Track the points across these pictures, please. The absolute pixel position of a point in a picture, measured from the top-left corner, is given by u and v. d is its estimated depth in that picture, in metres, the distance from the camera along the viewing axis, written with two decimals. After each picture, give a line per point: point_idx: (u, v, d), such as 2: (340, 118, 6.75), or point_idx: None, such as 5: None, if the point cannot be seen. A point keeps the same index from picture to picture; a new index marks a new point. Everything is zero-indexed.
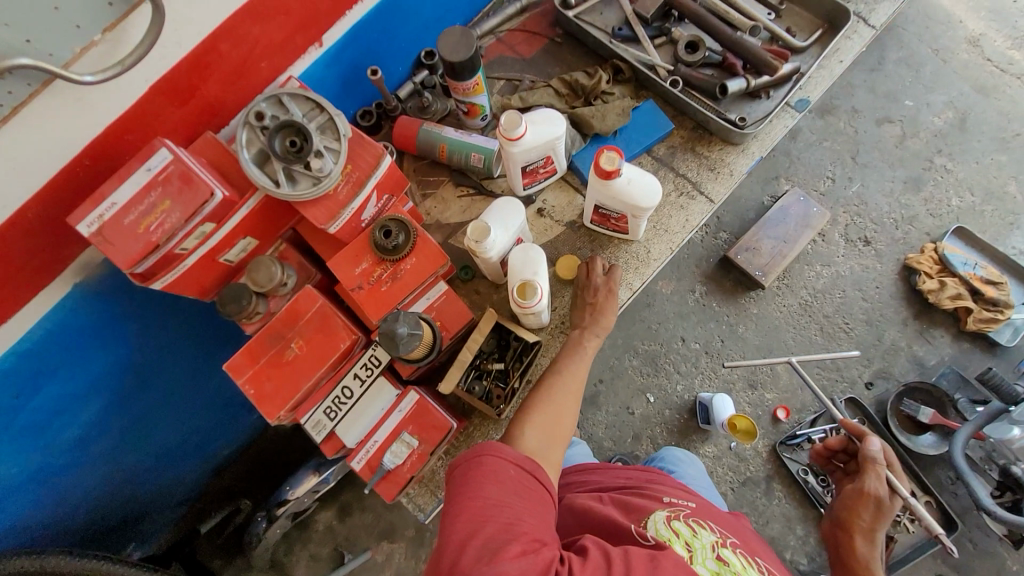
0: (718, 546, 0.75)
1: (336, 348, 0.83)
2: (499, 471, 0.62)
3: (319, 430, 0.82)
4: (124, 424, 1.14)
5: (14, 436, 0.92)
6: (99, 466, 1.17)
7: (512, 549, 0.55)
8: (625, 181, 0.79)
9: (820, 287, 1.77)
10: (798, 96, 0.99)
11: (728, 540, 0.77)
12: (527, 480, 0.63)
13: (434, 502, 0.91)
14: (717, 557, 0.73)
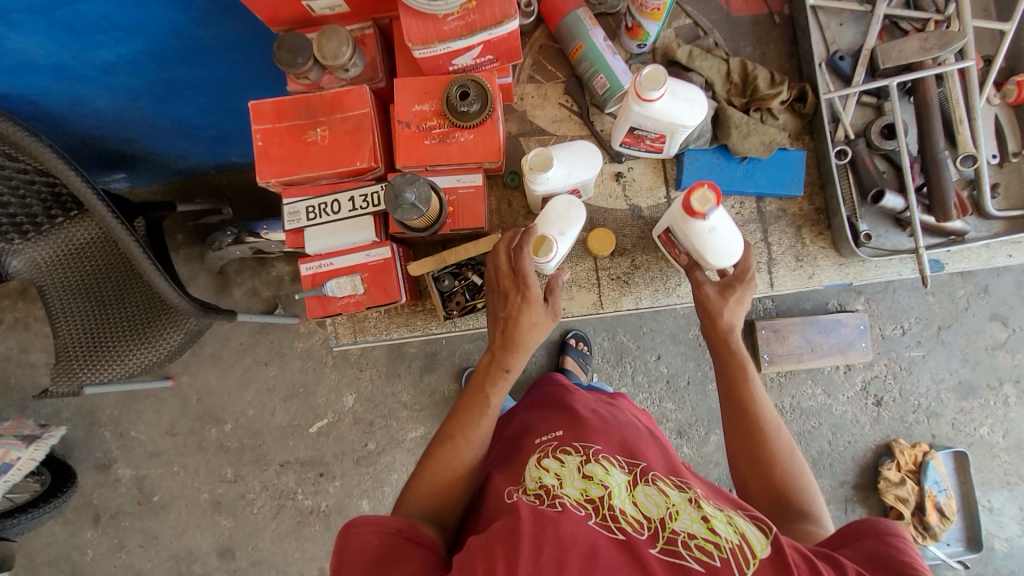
0: (583, 463, 0.88)
1: (351, 162, 0.80)
2: (363, 538, 0.78)
3: (292, 219, 0.82)
4: (152, 76, 1.16)
5: (52, 22, 0.93)
6: (122, 97, 1.22)
7: (381, 552, 0.77)
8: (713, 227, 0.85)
9: (804, 406, 1.79)
10: (937, 257, 1.14)
11: (593, 452, 0.90)
12: (388, 541, 0.78)
13: (349, 338, 0.94)
14: (583, 475, 0.85)
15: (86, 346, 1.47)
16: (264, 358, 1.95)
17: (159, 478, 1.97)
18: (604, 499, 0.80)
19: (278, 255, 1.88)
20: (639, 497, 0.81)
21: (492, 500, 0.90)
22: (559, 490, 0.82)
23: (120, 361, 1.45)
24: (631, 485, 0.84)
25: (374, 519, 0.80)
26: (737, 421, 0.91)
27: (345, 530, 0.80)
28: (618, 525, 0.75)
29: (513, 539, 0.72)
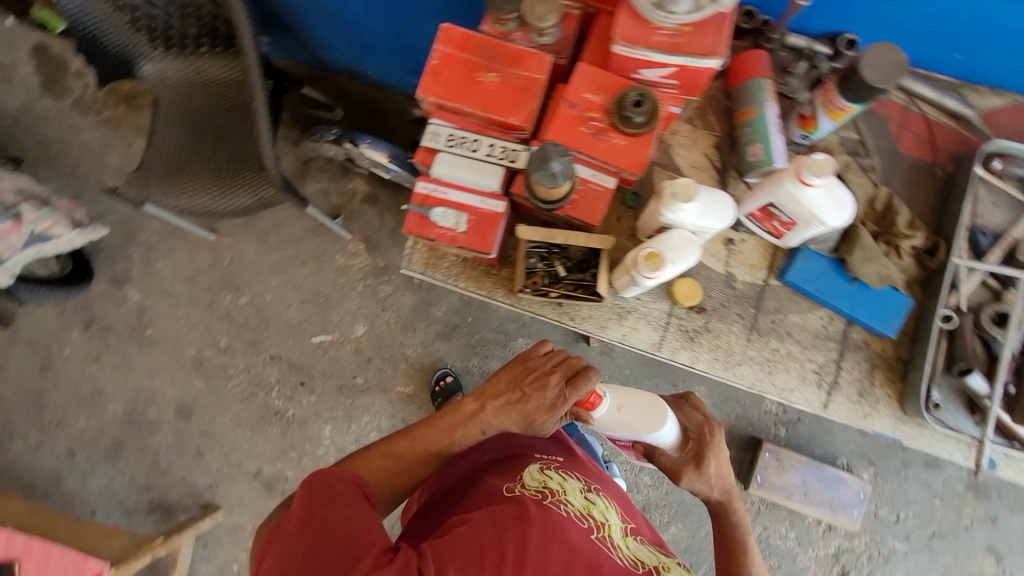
0: (585, 488, 1.03)
1: (505, 115, 0.83)
2: (334, 489, 0.92)
3: (431, 138, 0.85)
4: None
5: None
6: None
7: (346, 505, 0.90)
8: (622, 399, 1.13)
9: (771, 544, 1.74)
10: None
11: (591, 485, 1.06)
12: (349, 492, 0.93)
13: (420, 268, 0.96)
14: (585, 496, 1.00)
15: (167, 166, 1.53)
16: (304, 256, 2.00)
17: (161, 314, 2.02)
18: (604, 526, 0.95)
19: (363, 172, 1.94)
20: (629, 541, 0.95)
21: (486, 493, 1.03)
22: (564, 497, 0.98)
23: (188, 195, 1.52)
24: (623, 530, 0.98)
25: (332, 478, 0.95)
26: (727, 551, 1.13)
27: (309, 487, 0.93)
28: (618, 550, 0.91)
29: (522, 522, 0.88)
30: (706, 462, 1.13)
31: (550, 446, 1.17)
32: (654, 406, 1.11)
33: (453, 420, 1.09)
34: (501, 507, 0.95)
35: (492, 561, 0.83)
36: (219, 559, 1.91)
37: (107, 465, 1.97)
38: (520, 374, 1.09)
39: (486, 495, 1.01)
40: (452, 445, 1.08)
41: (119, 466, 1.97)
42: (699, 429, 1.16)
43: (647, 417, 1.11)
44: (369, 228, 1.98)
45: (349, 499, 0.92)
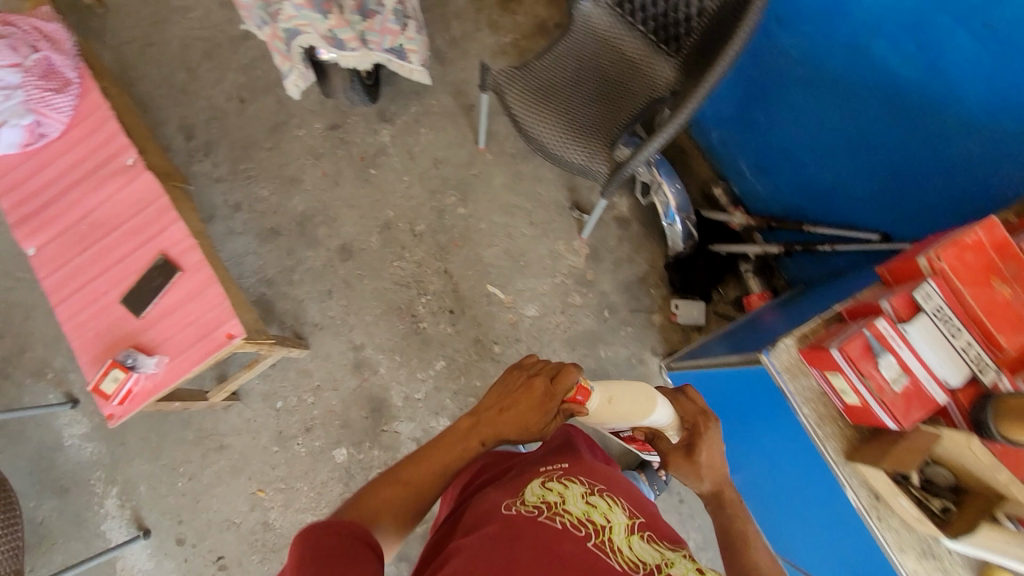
0: (586, 493, 0.89)
1: (1005, 332, 0.80)
2: (323, 540, 0.81)
3: (921, 296, 0.84)
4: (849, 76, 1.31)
5: (926, 17, 1.10)
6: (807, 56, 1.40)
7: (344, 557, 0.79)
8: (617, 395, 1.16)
9: None
10: None
11: (597, 488, 0.92)
12: (339, 544, 0.81)
13: (781, 370, 0.95)
14: (587, 501, 0.87)
15: (539, 83, 1.60)
16: (533, 216, 2.02)
17: (393, 167, 2.06)
18: (605, 529, 0.82)
19: (639, 200, 1.99)
20: (637, 543, 0.82)
21: (484, 512, 0.90)
22: (562, 507, 0.85)
23: (536, 116, 1.57)
24: (631, 528, 0.84)
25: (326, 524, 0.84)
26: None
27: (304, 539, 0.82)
28: (610, 558, 0.78)
29: (512, 542, 0.79)
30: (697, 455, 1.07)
31: (557, 452, 1.03)
32: (647, 396, 1.13)
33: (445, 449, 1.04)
34: (491, 529, 0.84)
35: None
36: (273, 387, 1.87)
37: (255, 240, 1.98)
38: (509, 386, 1.10)
39: (483, 513, 0.89)
40: (462, 461, 1.03)
41: (262, 249, 1.98)
42: (693, 420, 1.13)
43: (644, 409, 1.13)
44: (601, 240, 2.00)
45: (336, 544, 0.81)
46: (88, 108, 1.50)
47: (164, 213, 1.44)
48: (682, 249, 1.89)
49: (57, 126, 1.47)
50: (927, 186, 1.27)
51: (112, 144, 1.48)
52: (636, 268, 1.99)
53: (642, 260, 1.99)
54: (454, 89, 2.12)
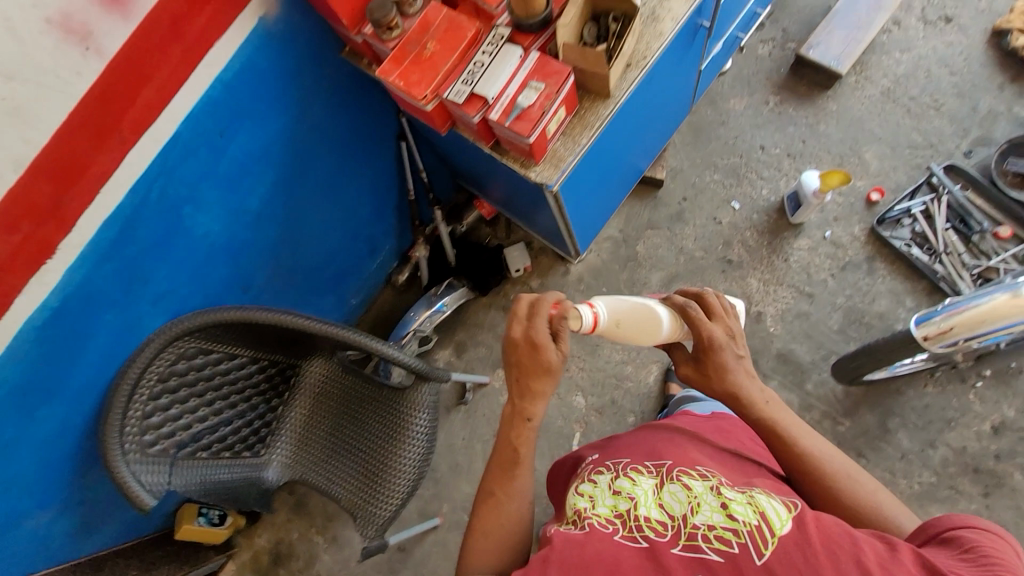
0: (612, 480, 0.94)
1: (465, 36, 1.01)
2: None
3: (460, 94, 0.97)
4: (278, 215, 1.42)
5: (218, 183, 1.19)
6: (268, 259, 1.49)
7: None
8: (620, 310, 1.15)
9: (901, 72, 1.84)
10: None
11: (621, 469, 0.96)
12: None
13: (558, 174, 1.05)
14: (611, 492, 0.91)
15: (365, 484, 1.52)
16: (491, 432, 1.96)
17: None
18: (631, 511, 0.85)
19: (435, 344, 2.04)
20: (663, 496, 0.86)
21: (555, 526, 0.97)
22: (591, 509, 0.89)
23: (399, 472, 1.50)
24: (658, 487, 0.89)
25: None
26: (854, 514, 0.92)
27: None
28: (643, 533, 0.81)
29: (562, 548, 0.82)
30: (707, 367, 1.02)
31: (639, 440, 1.06)
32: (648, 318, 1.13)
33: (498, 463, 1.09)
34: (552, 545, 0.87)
35: None
36: None
37: None
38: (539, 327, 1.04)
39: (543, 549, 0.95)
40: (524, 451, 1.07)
41: None
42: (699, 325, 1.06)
43: (646, 313, 1.13)
44: (487, 357, 2.02)
45: None
46: None
47: None
48: (464, 284, 1.98)
49: None
50: (363, 122, 1.46)
51: None
52: (499, 320, 2.04)
53: (488, 319, 2.06)
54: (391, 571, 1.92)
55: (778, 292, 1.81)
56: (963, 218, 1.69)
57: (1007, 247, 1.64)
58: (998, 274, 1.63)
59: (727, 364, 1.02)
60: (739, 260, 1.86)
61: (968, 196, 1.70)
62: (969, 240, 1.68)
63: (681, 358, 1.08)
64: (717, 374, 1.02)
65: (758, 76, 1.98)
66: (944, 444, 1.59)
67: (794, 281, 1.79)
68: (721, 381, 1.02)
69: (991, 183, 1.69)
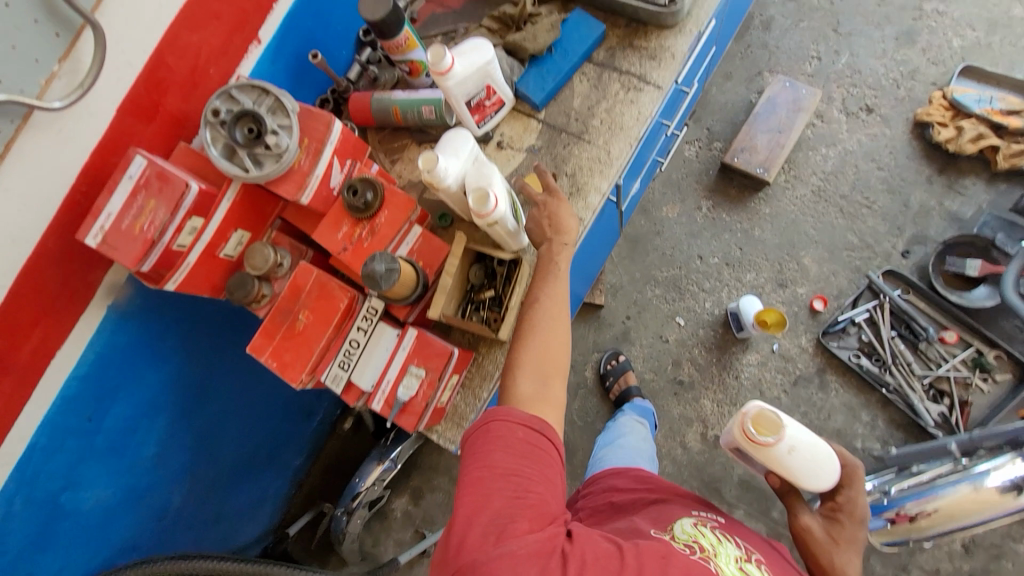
0: (741, 560, 0.81)
1: (338, 309, 0.90)
2: (506, 434, 0.76)
3: (337, 382, 0.91)
4: (178, 441, 1.27)
5: (96, 456, 1.07)
6: (180, 481, 1.35)
7: (518, 524, 0.69)
8: (807, 442, 0.96)
9: (830, 169, 1.79)
10: None
11: (754, 556, 0.83)
12: (530, 441, 0.77)
13: (462, 433, 0.97)
14: (740, 568, 0.79)
15: None
16: None
17: None
18: None
19: (390, 494, 1.93)
20: None
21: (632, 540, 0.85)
22: (716, 562, 0.78)
23: None
24: None
25: (519, 419, 0.78)
26: None
27: (486, 425, 0.78)
28: None
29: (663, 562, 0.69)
30: (840, 531, 0.90)
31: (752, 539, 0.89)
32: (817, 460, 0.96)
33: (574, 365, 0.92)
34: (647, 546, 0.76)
35: None
36: None
37: None
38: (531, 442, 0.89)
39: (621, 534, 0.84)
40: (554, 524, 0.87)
41: None
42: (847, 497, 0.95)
43: (829, 473, 0.94)
44: (446, 503, 1.92)
45: (526, 445, 0.76)
46: None
47: None
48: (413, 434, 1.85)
49: None
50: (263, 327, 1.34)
51: None
52: (453, 460, 1.96)
53: (443, 459, 1.97)
54: None
55: (733, 412, 1.75)
56: (908, 323, 1.65)
57: (955, 352, 1.60)
58: (949, 384, 1.60)
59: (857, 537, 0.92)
60: (689, 380, 1.79)
61: (910, 299, 1.65)
62: (916, 346, 1.63)
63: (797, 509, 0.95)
64: (849, 545, 0.89)
65: (688, 180, 1.91)
66: (916, 569, 1.53)
67: (747, 401, 1.72)
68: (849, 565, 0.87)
69: (932, 285, 1.65)
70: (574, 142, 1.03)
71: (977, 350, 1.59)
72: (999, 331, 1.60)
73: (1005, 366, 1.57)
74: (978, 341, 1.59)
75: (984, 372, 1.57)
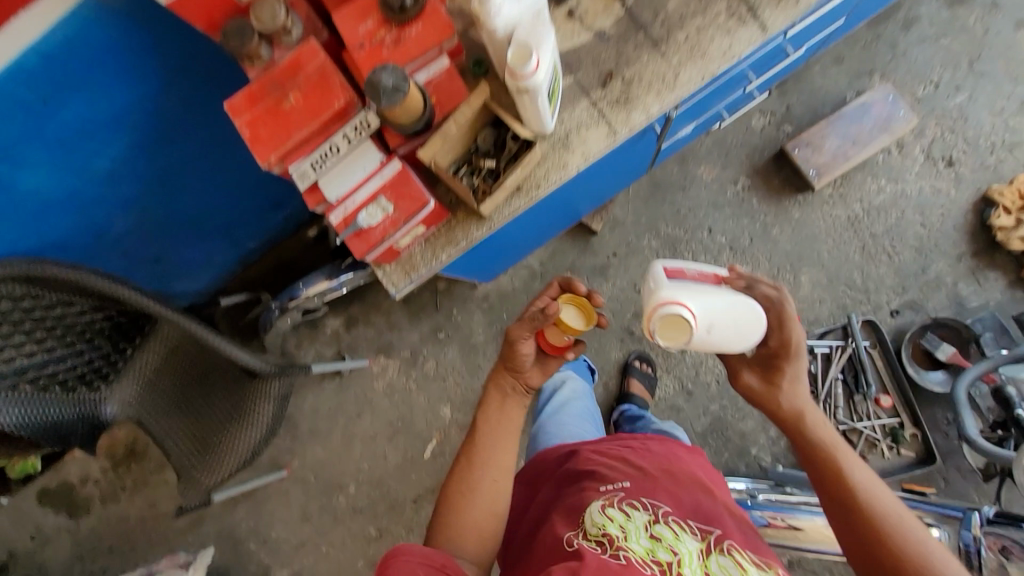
0: (651, 523, 1.00)
1: (330, 106, 0.83)
2: (407, 569, 0.87)
3: (304, 180, 0.86)
4: (131, 173, 1.23)
5: (45, 145, 1.06)
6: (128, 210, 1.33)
7: None
8: (717, 309, 0.96)
9: (876, 203, 1.70)
10: None
11: (660, 514, 1.03)
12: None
13: (406, 282, 0.96)
14: (650, 535, 0.98)
15: (196, 449, 1.54)
16: (357, 411, 2.00)
17: (315, 562, 2.00)
18: (668, 560, 0.92)
19: (327, 311, 1.98)
20: (713, 566, 0.95)
21: (548, 540, 1.02)
22: (625, 543, 0.95)
23: (230, 452, 1.53)
24: (704, 552, 0.97)
25: (418, 551, 0.89)
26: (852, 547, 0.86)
27: (389, 558, 0.90)
28: None
29: None
30: (777, 379, 0.97)
31: (677, 489, 1.10)
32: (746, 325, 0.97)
33: (471, 467, 1.06)
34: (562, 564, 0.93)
35: None
36: None
37: None
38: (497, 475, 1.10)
39: (546, 546, 1.01)
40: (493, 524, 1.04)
41: None
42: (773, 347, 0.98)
43: (753, 330, 0.97)
44: (374, 340, 2.00)
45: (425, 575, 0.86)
46: None
47: None
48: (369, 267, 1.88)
49: None
50: None
51: None
52: (397, 307, 2.01)
53: (387, 302, 2.01)
54: (233, 501, 2.05)
55: (662, 378, 1.82)
56: (857, 373, 1.65)
57: (881, 415, 1.64)
58: (858, 437, 1.63)
59: (800, 375, 0.97)
60: (640, 334, 1.82)
61: (871, 353, 1.66)
62: (851, 395, 1.66)
63: (738, 363, 1.01)
64: (789, 383, 0.96)
65: (739, 150, 1.78)
66: None
67: (679, 374, 1.78)
68: (787, 403, 0.96)
69: (898, 351, 1.65)
70: (647, 46, 0.92)
71: (900, 422, 1.62)
72: (930, 415, 1.63)
73: (914, 445, 1.61)
74: (906, 414, 1.61)
75: (894, 443, 1.60)
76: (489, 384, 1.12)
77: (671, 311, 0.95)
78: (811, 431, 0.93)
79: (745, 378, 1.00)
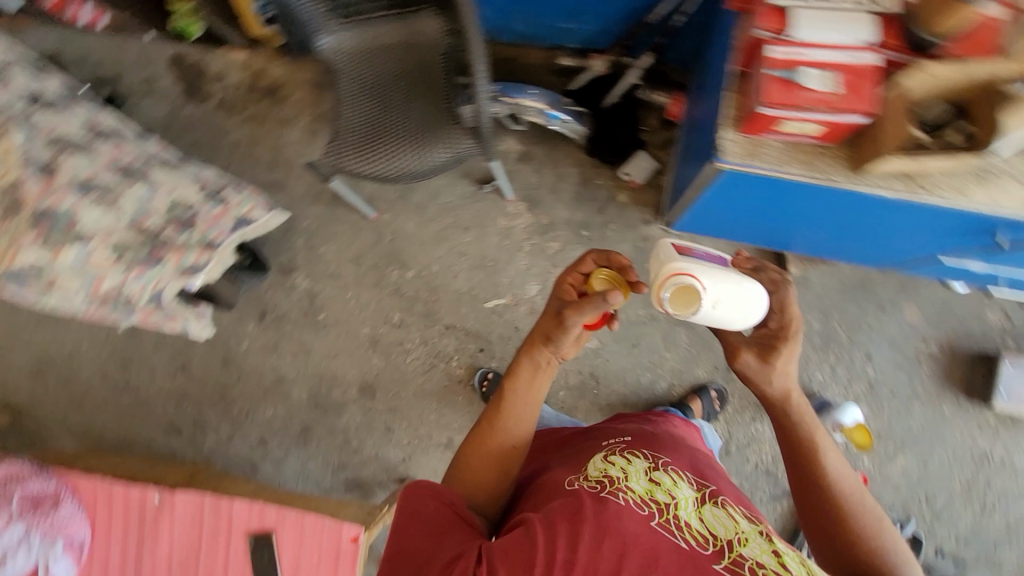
0: (652, 470, 0.99)
1: None
2: (421, 507, 0.95)
3: None
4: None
5: None
6: None
7: (434, 562, 0.87)
8: (730, 288, 1.01)
9: (1017, 460, 1.65)
10: None
11: (661, 464, 1.02)
12: (441, 514, 0.94)
13: (736, 162, 1.12)
14: (651, 478, 0.97)
15: (365, 132, 1.54)
16: (465, 225, 1.99)
17: (330, 299, 2.04)
18: (669, 504, 0.91)
19: (515, 131, 1.95)
20: (706, 514, 0.91)
21: (553, 482, 1.02)
22: (626, 483, 0.94)
23: (387, 157, 1.52)
24: (699, 501, 0.94)
25: (433, 489, 0.97)
26: (820, 528, 0.95)
27: (410, 489, 0.98)
28: (680, 533, 0.86)
29: (576, 519, 0.86)
30: (772, 359, 0.99)
31: (680, 455, 1.10)
32: (752, 302, 1.01)
33: (488, 437, 1.05)
34: (557, 500, 0.94)
35: (541, 564, 0.81)
36: None
37: (300, 448, 1.98)
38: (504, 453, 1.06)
39: (548, 488, 1.00)
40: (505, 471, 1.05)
41: (309, 449, 1.99)
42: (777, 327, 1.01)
43: (754, 308, 1.01)
44: (527, 187, 1.96)
45: (437, 517, 0.93)
46: (88, 492, 1.52)
47: (219, 507, 1.47)
48: (586, 129, 1.84)
49: (83, 528, 1.49)
50: None
51: (133, 498, 1.51)
52: (566, 180, 1.94)
53: (563, 169, 1.95)
54: (312, 199, 2.07)
55: (715, 422, 1.82)
56: None
57: None
58: None
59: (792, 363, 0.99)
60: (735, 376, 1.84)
61: None
62: None
63: (733, 343, 1.01)
64: (785, 370, 0.99)
65: (954, 320, 1.70)
66: None
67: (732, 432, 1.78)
68: (780, 383, 0.99)
69: None
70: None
71: None
72: None
73: None
74: None
75: None
76: (503, 390, 1.06)
77: (684, 282, 1.03)
78: (795, 408, 0.99)
79: (747, 358, 1.00)
